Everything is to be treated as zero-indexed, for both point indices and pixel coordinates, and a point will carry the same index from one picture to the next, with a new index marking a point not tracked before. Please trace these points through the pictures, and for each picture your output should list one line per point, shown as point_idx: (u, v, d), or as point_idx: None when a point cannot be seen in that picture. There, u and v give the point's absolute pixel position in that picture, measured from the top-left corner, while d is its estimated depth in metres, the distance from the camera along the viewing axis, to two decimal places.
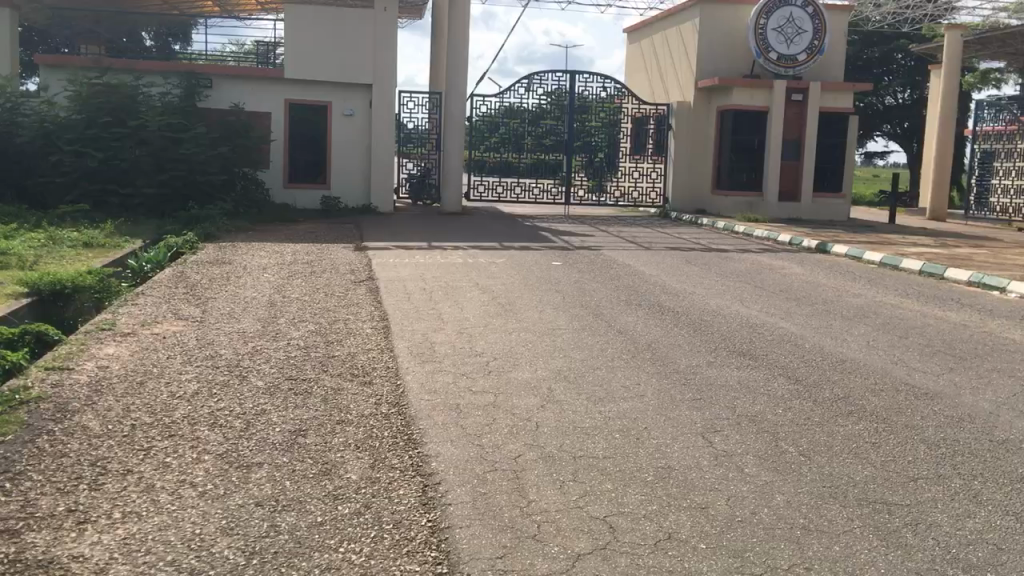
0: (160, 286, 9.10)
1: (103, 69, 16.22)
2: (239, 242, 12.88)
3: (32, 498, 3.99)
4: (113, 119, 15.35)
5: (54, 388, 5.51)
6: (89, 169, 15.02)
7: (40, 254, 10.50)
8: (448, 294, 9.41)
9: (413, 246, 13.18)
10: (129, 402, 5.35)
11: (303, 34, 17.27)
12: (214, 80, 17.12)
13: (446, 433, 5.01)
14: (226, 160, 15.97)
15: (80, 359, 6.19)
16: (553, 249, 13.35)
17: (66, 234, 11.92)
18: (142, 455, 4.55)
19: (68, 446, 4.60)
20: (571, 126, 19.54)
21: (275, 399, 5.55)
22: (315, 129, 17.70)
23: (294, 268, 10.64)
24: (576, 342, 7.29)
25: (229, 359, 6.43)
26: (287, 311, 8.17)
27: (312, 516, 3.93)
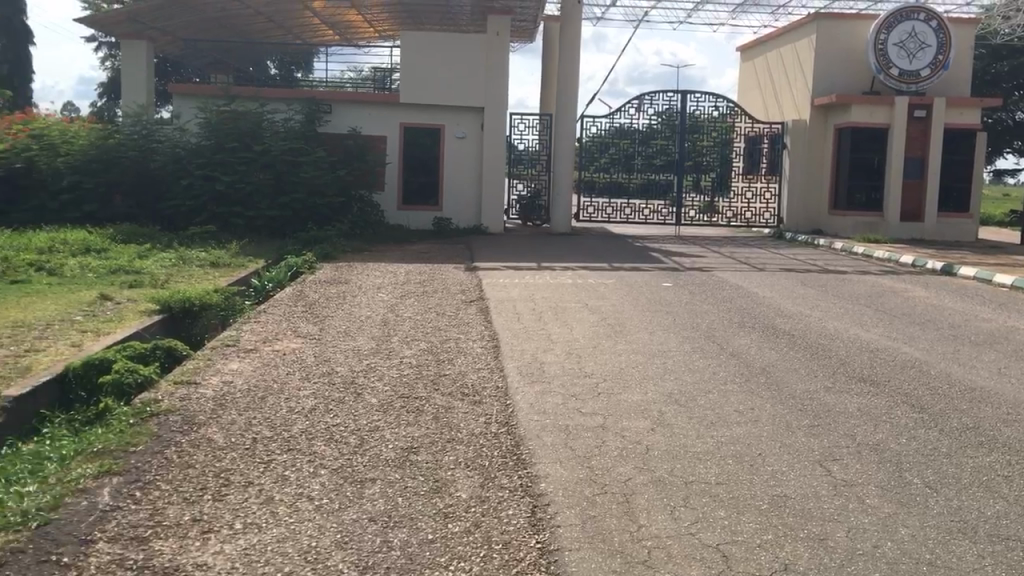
0: (280, 305, 9.42)
1: (230, 97, 16.95)
2: (355, 262, 13.19)
3: (160, 506, 4.17)
4: (240, 144, 16.04)
5: (182, 401, 5.75)
6: (217, 193, 15.74)
7: (170, 274, 11.03)
8: (558, 315, 9.44)
9: (523, 267, 13.25)
10: (252, 416, 5.55)
11: (418, 60, 17.67)
12: (333, 106, 17.65)
13: (555, 453, 5.02)
14: (344, 183, 16.46)
15: (206, 374, 6.46)
16: (665, 270, 13.24)
17: (196, 254, 12.51)
18: (263, 467, 4.71)
19: (194, 457, 4.81)
20: (682, 146, 19.35)
21: (389, 415, 5.67)
22: (428, 152, 18.08)
23: (407, 288, 10.87)
24: (688, 364, 7.19)
25: (345, 375, 6.61)
26: (401, 329, 8.35)
27: (423, 533, 3.98)
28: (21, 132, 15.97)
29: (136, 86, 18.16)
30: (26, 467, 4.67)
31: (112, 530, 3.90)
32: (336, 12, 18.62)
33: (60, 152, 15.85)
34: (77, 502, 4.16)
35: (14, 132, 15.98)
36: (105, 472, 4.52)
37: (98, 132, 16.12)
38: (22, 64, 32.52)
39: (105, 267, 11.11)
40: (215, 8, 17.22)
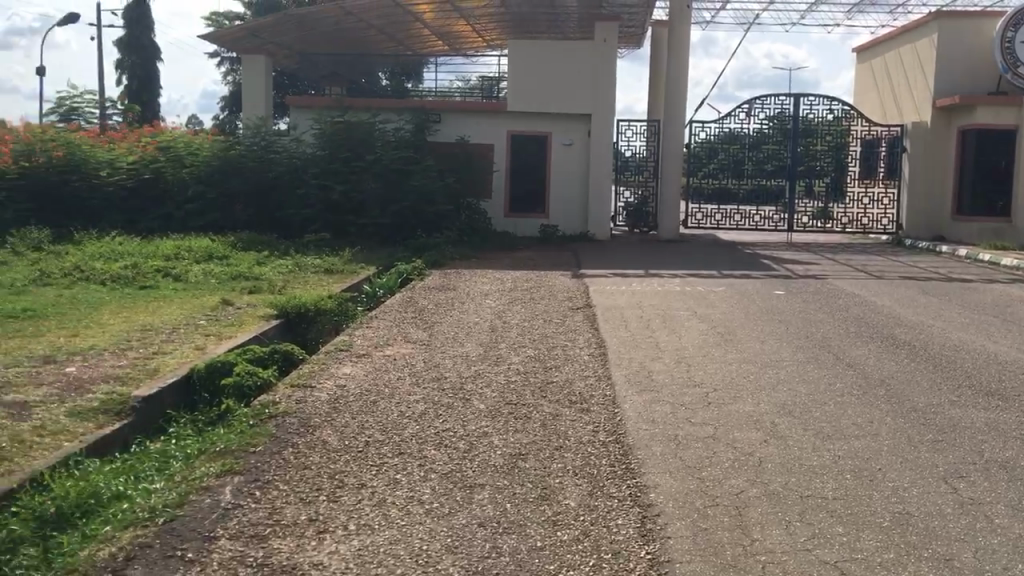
0: (391, 311, 9.62)
1: (344, 109, 17.41)
2: (463, 269, 13.35)
3: (278, 506, 4.30)
4: (352, 154, 16.45)
5: (298, 404, 5.93)
6: (331, 202, 16.23)
7: (287, 280, 11.42)
8: (666, 323, 9.33)
9: (630, 274, 13.15)
10: (364, 419, 5.67)
11: (526, 68, 17.79)
12: (442, 115, 17.91)
13: (665, 463, 4.95)
14: (452, 191, 16.70)
15: (321, 377, 6.64)
16: (777, 278, 12.92)
17: (311, 261, 12.91)
18: (376, 470, 4.81)
19: (310, 458, 4.94)
20: (795, 151, 18.88)
21: (497, 422, 5.70)
22: (535, 159, 18.14)
23: (515, 294, 10.94)
24: (803, 374, 7.00)
25: (454, 381, 6.67)
26: (509, 336, 8.39)
27: (531, 540, 3.99)
28: (149, 144, 16.77)
29: (256, 98, 18.83)
30: (154, 465, 4.91)
31: (233, 528, 4.04)
32: (446, 23, 18.90)
33: (185, 163, 16.59)
34: (200, 499, 4.33)
35: (143, 144, 16.80)
36: (227, 471, 4.69)
37: (220, 143, 16.80)
38: (150, 80, 34.09)
39: (226, 273, 11.57)
40: (330, 21, 17.72)
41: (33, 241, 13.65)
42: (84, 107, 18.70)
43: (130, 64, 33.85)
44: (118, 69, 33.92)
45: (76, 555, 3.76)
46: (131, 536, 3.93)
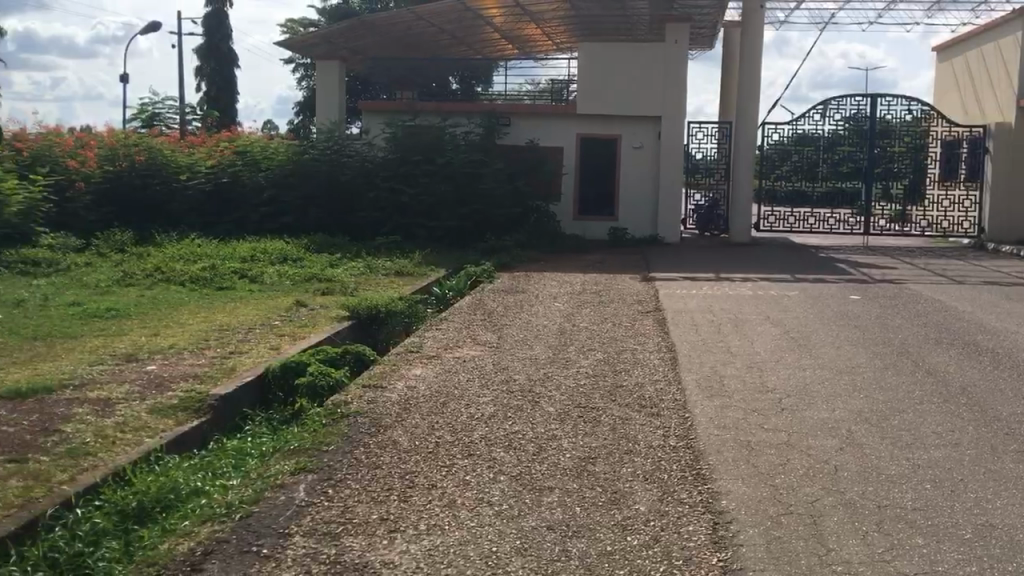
0: (461, 313, 9.69)
1: (415, 113, 17.61)
2: (533, 271, 13.36)
3: (350, 504, 4.35)
4: (423, 157, 16.62)
5: (369, 404, 6.00)
6: (402, 205, 16.41)
7: (359, 282, 11.58)
8: (738, 327, 9.19)
9: (701, 277, 12.99)
10: (434, 420, 5.72)
11: (596, 71, 17.74)
12: (512, 119, 17.97)
13: (737, 470, 4.88)
14: (521, 194, 16.77)
15: (392, 378, 6.70)
16: (853, 282, 12.63)
17: (382, 263, 13.08)
18: (446, 471, 4.83)
19: (381, 458, 5.00)
20: (872, 152, 18.44)
21: (566, 425, 5.69)
22: (605, 161, 18.06)
23: (584, 297, 10.91)
24: (880, 381, 6.83)
25: (523, 384, 6.68)
26: (578, 339, 8.37)
27: (601, 544, 3.97)
28: (227, 149, 17.18)
29: (329, 103, 19.14)
30: (231, 462, 5.02)
31: (306, 525, 4.11)
32: (516, 26, 18.96)
33: (261, 167, 16.95)
34: (276, 496, 4.42)
35: (221, 148, 17.22)
36: (300, 469, 4.77)
37: (294, 147, 17.11)
38: (228, 86, 34.96)
39: (299, 275, 11.80)
40: (401, 27, 17.93)
41: (117, 243, 14.10)
42: (165, 113, 19.25)
43: (209, 71, 34.77)
44: (198, 76, 34.85)
45: (157, 549, 3.87)
46: (208, 532, 4.03)
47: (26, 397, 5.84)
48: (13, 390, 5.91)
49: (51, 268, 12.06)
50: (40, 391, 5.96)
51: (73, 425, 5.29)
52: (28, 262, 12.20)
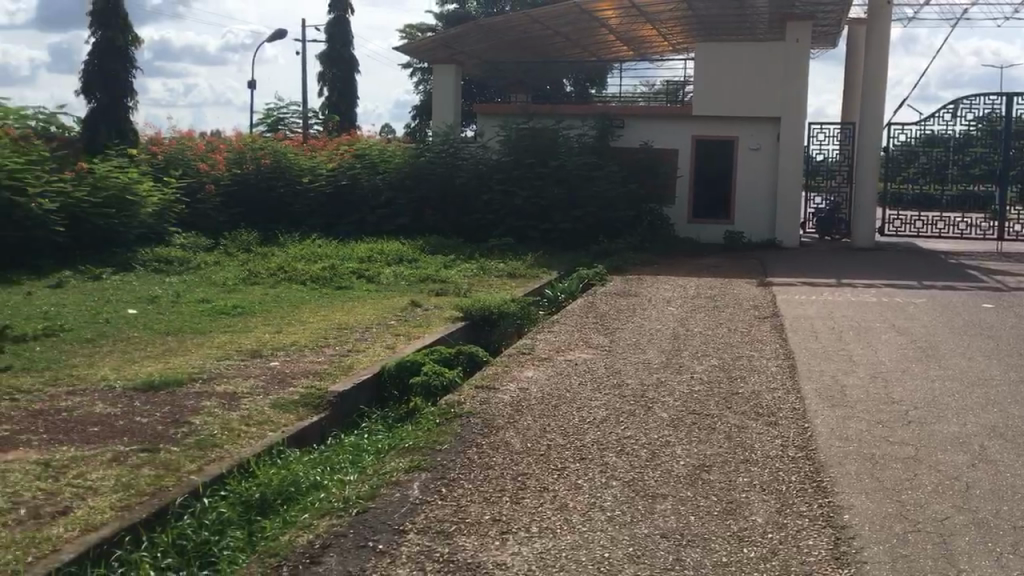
0: (573, 315, 9.65)
1: (529, 115, 17.69)
2: (646, 275, 13.22)
3: (463, 504, 4.39)
4: (536, 160, 16.70)
5: (482, 405, 6.04)
6: (515, 207, 16.51)
7: (473, 283, 11.68)
8: (861, 335, 8.85)
9: (821, 283, 12.60)
10: (546, 423, 5.71)
11: (714, 72, 17.47)
12: (626, 120, 17.86)
13: (861, 484, 4.69)
14: (635, 197, 16.65)
15: (505, 380, 6.74)
16: (985, 290, 12.01)
17: (495, 265, 13.18)
18: (557, 474, 4.82)
19: (494, 459, 5.02)
20: (1007, 154, 17.37)
21: (680, 432, 5.59)
22: (721, 164, 17.72)
23: (698, 302, 10.73)
24: (1016, 396, 6.46)
25: (636, 389, 6.59)
26: (691, 344, 8.22)
27: (716, 555, 3.88)
28: (347, 152, 17.62)
29: (445, 107, 19.40)
30: (347, 457, 5.14)
31: (420, 522, 4.16)
32: (632, 27, 18.82)
33: (379, 169, 17.33)
34: (390, 493, 4.49)
35: (341, 152, 17.68)
36: (415, 467, 4.84)
37: (411, 150, 17.45)
38: (349, 91, 35.89)
39: (414, 276, 12.00)
40: (517, 30, 18.04)
41: (243, 243, 14.66)
42: (289, 118, 19.90)
43: (331, 77, 35.68)
44: (321, 81, 35.89)
45: (278, 540, 4.00)
46: (326, 525, 4.13)
47: (159, 389, 6.13)
48: (146, 382, 6.21)
49: (183, 267, 12.62)
50: (171, 383, 6.24)
51: (201, 417, 5.51)
52: (161, 261, 12.81)
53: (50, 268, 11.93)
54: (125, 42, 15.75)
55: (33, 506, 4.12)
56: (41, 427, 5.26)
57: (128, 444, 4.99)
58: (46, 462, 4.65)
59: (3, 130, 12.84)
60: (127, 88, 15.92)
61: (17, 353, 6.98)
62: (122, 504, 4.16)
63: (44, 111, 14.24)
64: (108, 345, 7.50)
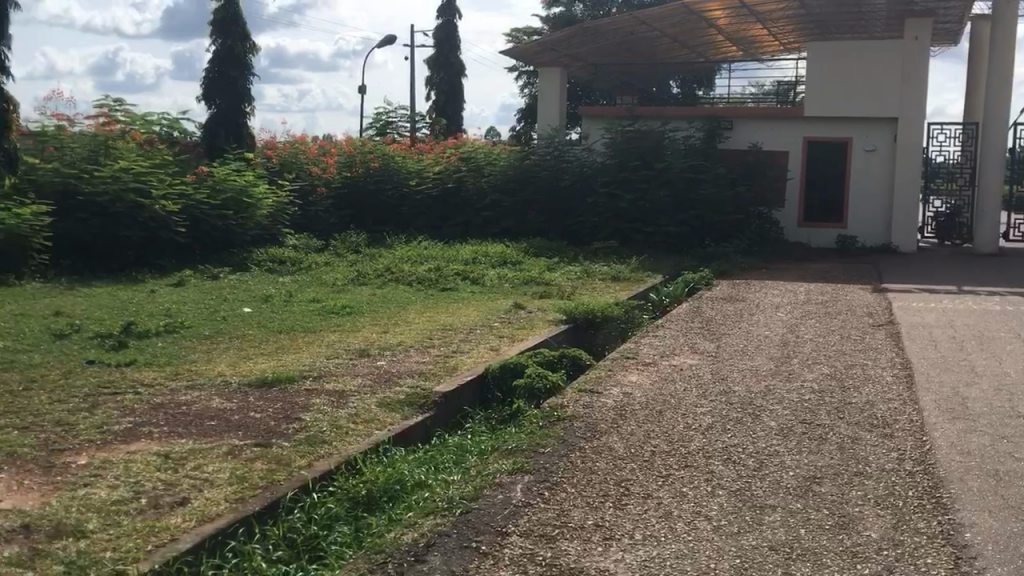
0: (678, 320, 9.51)
1: (635, 117, 17.54)
2: (754, 280, 12.94)
3: (566, 508, 4.37)
4: (642, 163, 16.56)
5: (585, 409, 6.01)
6: (620, 210, 16.39)
7: (576, 286, 11.65)
8: (984, 345, 8.44)
9: (939, 290, 12.08)
10: (649, 429, 5.63)
11: (827, 72, 16.99)
12: (735, 122, 17.51)
13: (984, 501, 4.46)
14: (743, 201, 16.33)
15: (608, 384, 6.69)
16: None
17: (599, 268, 13.11)
18: (661, 481, 4.75)
19: (596, 463, 4.99)
20: None
21: (789, 441, 5.44)
22: (834, 165, 17.18)
23: (808, 308, 10.44)
24: None
25: (743, 396, 6.45)
26: (802, 351, 8.00)
27: (827, 570, 3.75)
28: (453, 155, 17.82)
29: (550, 109, 19.36)
30: (451, 457, 5.19)
31: (523, 525, 4.16)
32: (743, 27, 18.46)
33: (484, 172, 17.48)
34: (493, 495, 4.50)
35: (447, 155, 17.85)
36: (517, 470, 4.85)
37: (517, 153, 17.54)
38: (455, 94, 36.33)
39: (519, 278, 12.06)
40: (624, 31, 17.92)
41: (352, 245, 15.00)
42: (398, 122, 20.30)
43: (438, 81, 36.27)
44: (428, 86, 36.45)
45: (384, 536, 4.06)
46: (431, 524, 4.16)
47: (271, 386, 6.32)
48: (259, 378, 6.41)
49: (294, 267, 13.01)
50: (282, 380, 6.43)
51: (311, 414, 5.66)
52: (275, 261, 13.24)
53: (172, 268, 12.46)
54: (243, 49, 16.35)
55: (154, 496, 4.30)
56: (162, 420, 5.49)
57: (241, 439, 5.16)
58: (165, 454, 4.84)
59: (130, 135, 13.48)
60: (244, 94, 16.48)
61: (142, 349, 7.31)
62: (236, 497, 4.31)
63: (168, 116, 14.83)
64: (224, 342, 7.78)
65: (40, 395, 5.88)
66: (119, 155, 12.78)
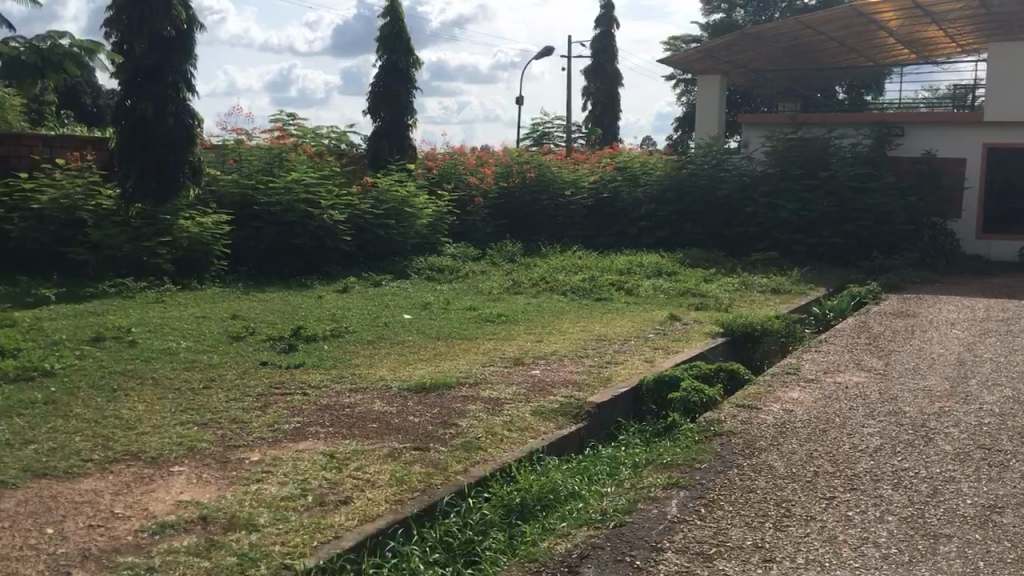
0: (842, 335, 9.12)
1: (798, 124, 16.98)
2: (926, 294, 12.27)
3: (723, 527, 4.25)
4: (805, 171, 16.03)
5: (743, 425, 5.84)
6: (781, 220, 15.90)
7: (734, 298, 11.37)
8: None
9: None
10: (812, 448, 5.42)
11: (1010, 74, 15.93)
12: (905, 128, 16.61)
13: None
14: (916, 211, 15.53)
15: (768, 400, 6.47)
16: None
17: (759, 280, 12.74)
18: (825, 504, 4.55)
19: (755, 482, 4.83)
20: None
21: (966, 467, 5.10)
22: (1017, 174, 16.05)
23: (987, 325, 9.80)
24: None
25: (914, 417, 6.10)
26: (980, 372, 7.49)
27: None
28: (608, 165, 17.78)
29: (709, 117, 19.00)
30: (605, 469, 5.15)
31: (679, 542, 4.08)
32: (916, 29, 17.58)
33: (640, 182, 17.35)
34: (648, 509, 4.44)
35: (603, 165, 17.82)
36: (673, 484, 4.76)
37: (674, 162, 17.31)
38: (612, 104, 36.33)
39: (675, 289, 11.90)
40: (787, 37, 17.42)
41: (508, 254, 15.20)
42: (554, 132, 20.47)
43: (595, 91, 36.39)
44: (585, 96, 36.59)
45: (538, 546, 4.07)
46: (584, 535, 4.15)
47: (429, 391, 6.48)
48: (418, 384, 6.58)
49: (452, 276, 13.30)
50: (440, 386, 6.57)
51: (467, 420, 5.76)
52: (435, 269, 13.59)
53: (338, 275, 12.99)
54: (407, 65, 16.91)
55: (320, 494, 4.48)
56: (327, 421, 5.72)
57: (401, 442, 5.31)
58: (331, 454, 5.04)
59: (302, 148, 14.17)
60: (407, 109, 17.03)
61: (310, 352, 7.65)
62: (395, 499, 4.43)
63: (336, 129, 15.62)
64: (386, 348, 8.04)
65: (218, 394, 6.24)
66: (292, 167, 13.48)
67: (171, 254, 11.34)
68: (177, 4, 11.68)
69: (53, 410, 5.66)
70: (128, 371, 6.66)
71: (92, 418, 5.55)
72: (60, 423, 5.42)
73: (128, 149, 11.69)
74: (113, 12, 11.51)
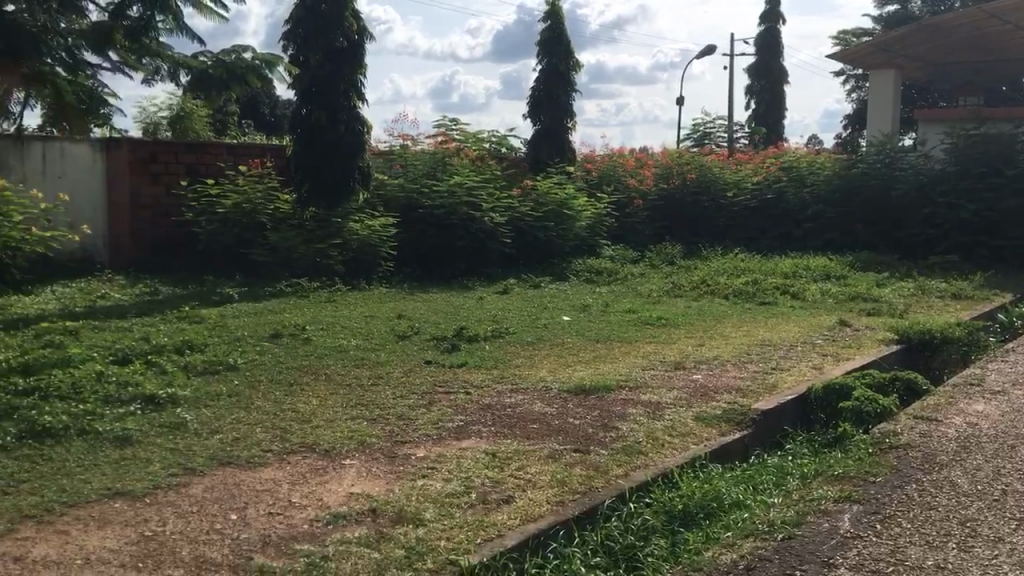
0: None
1: (981, 119, 15.91)
2: None
3: (901, 544, 4.03)
4: (989, 170, 15.01)
5: (921, 438, 5.52)
6: (962, 221, 14.98)
7: (909, 303, 10.80)
8: None
9: None
10: (999, 465, 5.06)
11: None
12: None
13: None
14: None
15: (948, 413, 6.08)
16: None
17: (937, 284, 12.05)
18: (1017, 525, 4.23)
19: (936, 499, 4.55)
20: None
21: None
22: None
23: None
24: None
25: None
26: None
27: None
28: (773, 164, 17.22)
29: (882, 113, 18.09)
30: (772, 478, 4.98)
31: (852, 558, 3.90)
32: None
33: (807, 182, 16.74)
34: (818, 522, 4.27)
35: (767, 164, 17.26)
36: (845, 497, 4.56)
37: (843, 161, 16.59)
38: (777, 102, 35.23)
39: (845, 293, 11.41)
40: (970, 27, 16.41)
41: (667, 256, 15.01)
42: (716, 132, 20.05)
43: (758, 89, 35.40)
44: (748, 94, 35.62)
45: (702, 555, 3.98)
46: (750, 547, 4.03)
47: (589, 394, 6.47)
48: (578, 386, 6.59)
49: (611, 278, 13.26)
50: (600, 389, 6.54)
51: (628, 424, 5.71)
52: (593, 271, 13.58)
53: (498, 276, 13.19)
54: (567, 68, 16.98)
55: (483, 492, 4.54)
56: (490, 420, 5.80)
57: (562, 444, 5.32)
58: (493, 453, 5.11)
59: (464, 153, 14.47)
60: (567, 111, 17.11)
61: (472, 352, 7.78)
62: (557, 500, 4.45)
63: (497, 134, 15.87)
64: (545, 349, 8.09)
65: (385, 391, 6.44)
66: (454, 171, 13.77)
67: (342, 255, 11.84)
68: (350, 17, 12.17)
69: (237, 402, 6.01)
70: (303, 366, 7.00)
71: (271, 411, 5.85)
72: (243, 414, 5.74)
73: (302, 156, 12.28)
74: (291, 26, 12.11)
